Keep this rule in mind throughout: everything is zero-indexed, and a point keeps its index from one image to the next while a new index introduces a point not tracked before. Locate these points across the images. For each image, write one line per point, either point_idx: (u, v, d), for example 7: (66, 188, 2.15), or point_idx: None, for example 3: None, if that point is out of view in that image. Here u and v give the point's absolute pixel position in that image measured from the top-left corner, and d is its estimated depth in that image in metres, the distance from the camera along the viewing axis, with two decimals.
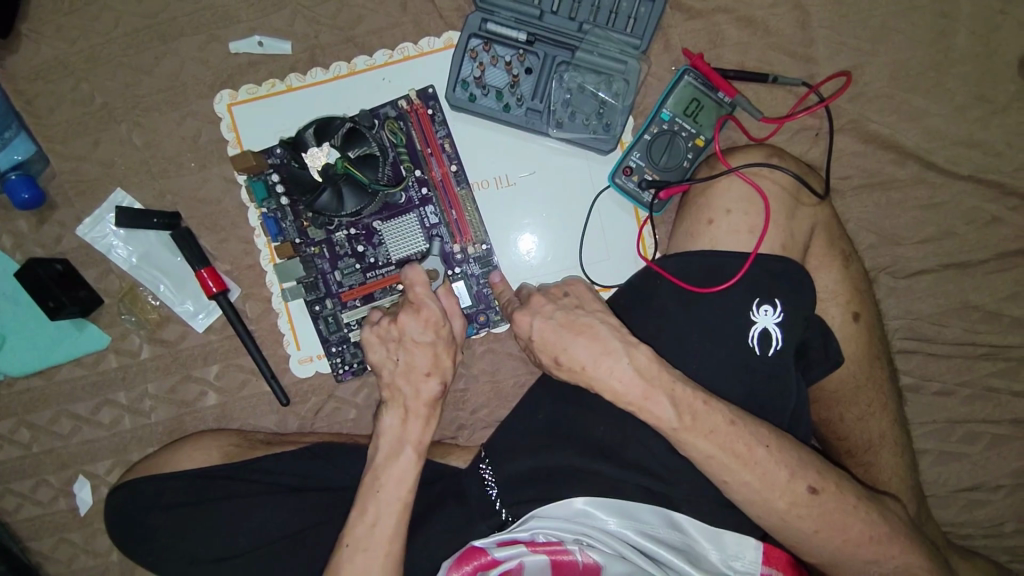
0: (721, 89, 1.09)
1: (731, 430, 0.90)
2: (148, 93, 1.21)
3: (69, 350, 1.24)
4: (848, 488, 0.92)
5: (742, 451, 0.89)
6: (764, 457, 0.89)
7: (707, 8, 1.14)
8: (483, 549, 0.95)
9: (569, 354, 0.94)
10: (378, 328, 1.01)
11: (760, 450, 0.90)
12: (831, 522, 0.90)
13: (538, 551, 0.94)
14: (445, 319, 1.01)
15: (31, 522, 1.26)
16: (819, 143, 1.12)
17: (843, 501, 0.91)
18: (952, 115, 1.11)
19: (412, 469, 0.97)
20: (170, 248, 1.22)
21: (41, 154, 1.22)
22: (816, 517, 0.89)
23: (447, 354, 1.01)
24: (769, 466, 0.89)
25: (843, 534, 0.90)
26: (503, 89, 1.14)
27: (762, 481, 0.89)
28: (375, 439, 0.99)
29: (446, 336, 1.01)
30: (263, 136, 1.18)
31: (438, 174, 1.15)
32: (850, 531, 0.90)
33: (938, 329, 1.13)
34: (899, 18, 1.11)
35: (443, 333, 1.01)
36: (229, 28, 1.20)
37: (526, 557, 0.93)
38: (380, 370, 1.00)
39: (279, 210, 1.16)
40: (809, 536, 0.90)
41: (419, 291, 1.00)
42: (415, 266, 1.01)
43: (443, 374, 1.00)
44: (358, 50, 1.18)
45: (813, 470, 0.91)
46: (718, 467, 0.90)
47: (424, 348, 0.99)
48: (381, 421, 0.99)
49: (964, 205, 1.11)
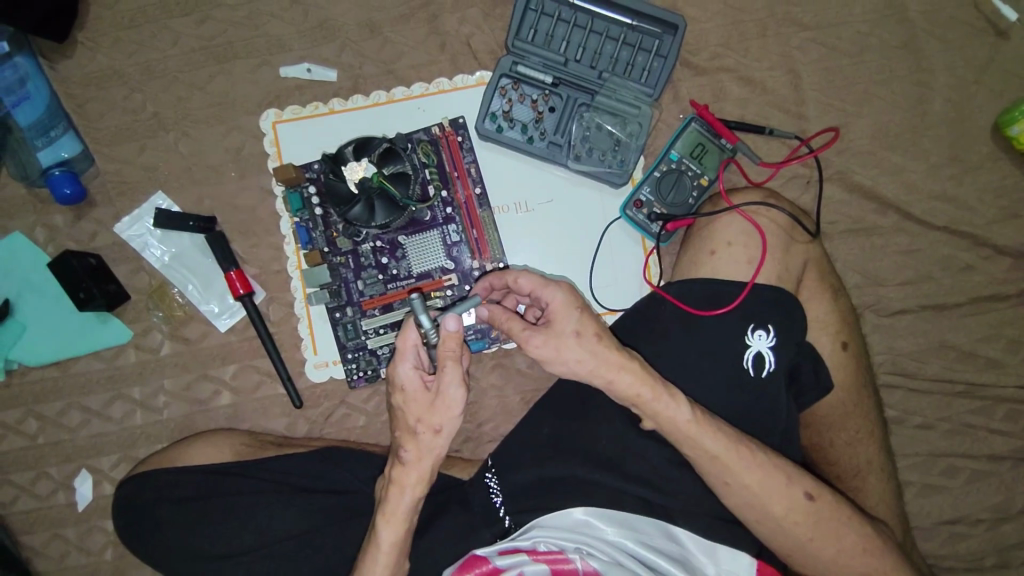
0: (724, 136, 1.21)
1: (729, 440, 0.96)
2: (197, 107, 1.31)
3: (90, 343, 1.28)
4: (835, 504, 0.98)
5: (738, 460, 0.96)
6: (758, 467, 0.96)
7: (713, 66, 1.27)
8: (485, 557, 0.98)
9: (584, 358, 0.96)
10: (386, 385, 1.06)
11: (754, 461, 0.96)
12: (815, 532, 0.96)
13: (539, 560, 0.97)
14: (415, 388, 0.95)
15: (26, 515, 1.28)
16: (810, 190, 1.24)
17: (828, 515, 0.97)
18: (927, 173, 1.24)
19: (383, 539, 0.95)
20: (202, 250, 1.29)
21: (86, 154, 1.30)
22: (801, 527, 0.96)
23: (422, 422, 0.95)
24: (762, 476, 0.96)
25: (825, 544, 0.97)
26: (528, 123, 1.25)
27: (755, 489, 0.96)
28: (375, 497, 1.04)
29: (425, 403, 0.95)
30: (304, 153, 1.28)
31: (463, 196, 1.24)
32: (833, 544, 0.97)
33: (918, 365, 1.22)
34: (882, 86, 1.26)
35: (420, 401, 0.95)
36: (281, 54, 1.31)
37: (526, 567, 0.96)
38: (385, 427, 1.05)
39: (312, 220, 1.24)
40: (795, 543, 0.97)
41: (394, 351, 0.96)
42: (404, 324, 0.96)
43: (425, 442, 0.95)
44: (397, 82, 1.29)
45: (802, 484, 0.97)
46: (716, 473, 0.97)
47: (405, 411, 0.96)
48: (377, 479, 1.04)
49: (941, 252, 1.23)
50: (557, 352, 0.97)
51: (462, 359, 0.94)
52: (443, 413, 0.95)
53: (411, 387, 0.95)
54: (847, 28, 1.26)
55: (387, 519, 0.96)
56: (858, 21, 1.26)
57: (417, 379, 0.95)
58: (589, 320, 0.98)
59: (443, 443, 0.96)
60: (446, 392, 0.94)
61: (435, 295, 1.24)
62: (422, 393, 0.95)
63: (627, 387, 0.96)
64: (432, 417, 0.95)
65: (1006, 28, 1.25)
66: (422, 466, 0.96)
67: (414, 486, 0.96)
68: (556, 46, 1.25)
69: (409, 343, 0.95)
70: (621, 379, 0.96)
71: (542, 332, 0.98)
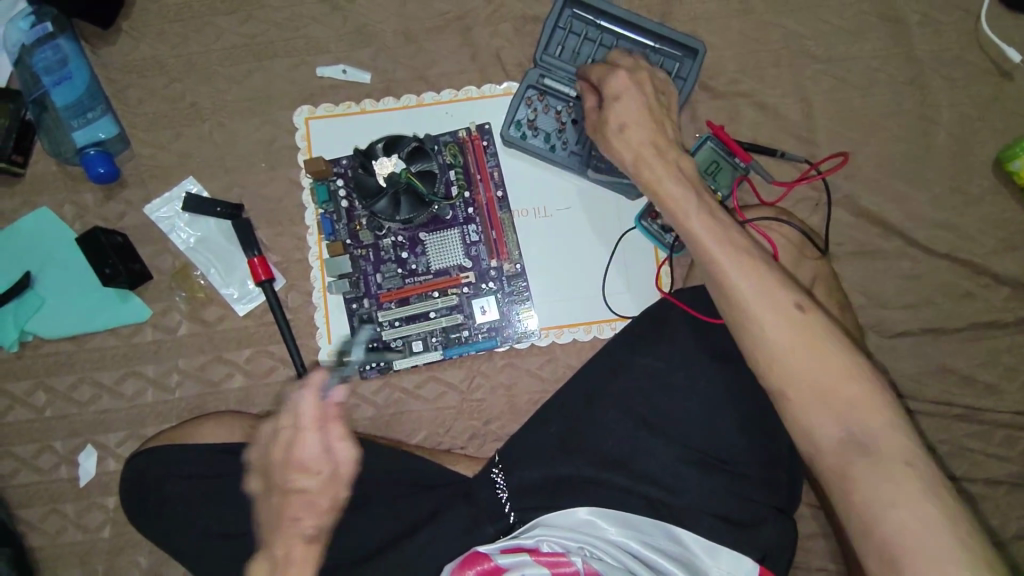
0: (738, 154, 1.26)
1: (785, 379, 0.86)
2: (235, 99, 1.36)
3: (109, 319, 1.30)
4: (923, 504, 0.78)
5: (797, 402, 0.85)
6: (815, 410, 0.84)
7: (730, 91, 1.34)
8: (487, 555, 1.00)
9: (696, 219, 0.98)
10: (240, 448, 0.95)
11: (813, 401, 0.85)
12: (893, 530, 0.78)
13: (540, 563, 0.99)
14: (309, 455, 0.89)
15: (25, 490, 1.28)
16: (818, 212, 1.30)
17: (906, 511, 0.78)
18: (930, 203, 1.30)
19: None
20: (227, 236, 1.32)
21: (121, 136, 1.34)
22: (862, 517, 0.80)
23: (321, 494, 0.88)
24: (811, 425, 0.84)
25: (915, 559, 0.76)
26: (551, 133, 1.31)
27: (807, 445, 0.86)
28: None
29: (316, 476, 0.89)
30: (333, 148, 1.33)
31: (484, 198, 1.30)
32: (931, 566, 0.75)
33: (918, 386, 1.25)
34: (888, 118, 1.32)
35: (307, 470, 0.89)
36: (318, 55, 1.37)
37: (527, 570, 0.98)
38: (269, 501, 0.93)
39: (337, 212, 1.29)
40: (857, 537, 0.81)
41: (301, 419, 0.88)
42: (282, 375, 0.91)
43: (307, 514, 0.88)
44: (428, 87, 1.35)
45: (866, 462, 0.81)
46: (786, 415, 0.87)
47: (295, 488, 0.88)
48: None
49: (942, 279, 1.28)
50: (631, 143, 1.07)
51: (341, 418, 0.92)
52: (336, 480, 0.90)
53: (313, 454, 0.89)
54: (857, 63, 1.34)
55: None
56: (868, 57, 1.34)
57: (317, 446, 0.89)
58: (666, 135, 1.08)
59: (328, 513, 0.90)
60: (340, 457, 0.90)
61: (452, 291, 1.29)
62: (308, 458, 0.89)
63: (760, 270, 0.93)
64: (296, 490, 0.88)
65: (1008, 70, 1.33)
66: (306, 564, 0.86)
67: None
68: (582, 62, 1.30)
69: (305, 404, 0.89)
70: (720, 257, 0.93)
71: (645, 125, 1.07)
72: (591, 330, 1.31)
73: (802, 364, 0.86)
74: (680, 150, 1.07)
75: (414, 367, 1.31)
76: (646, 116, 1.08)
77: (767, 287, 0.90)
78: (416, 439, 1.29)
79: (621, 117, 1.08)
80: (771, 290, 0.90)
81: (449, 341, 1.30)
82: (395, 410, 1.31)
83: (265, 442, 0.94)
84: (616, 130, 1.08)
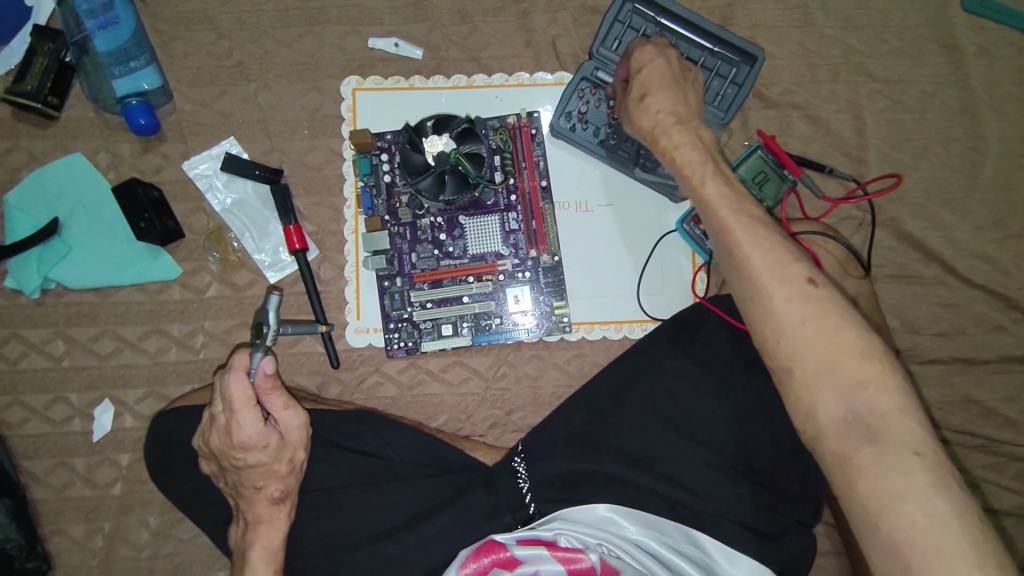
0: (788, 167, 1.24)
1: (789, 352, 0.85)
2: (282, 63, 1.33)
3: (136, 274, 1.28)
4: (935, 499, 0.74)
5: (800, 377, 0.84)
6: (818, 393, 0.83)
7: (783, 101, 1.32)
8: (504, 545, 1.00)
9: (712, 185, 0.97)
10: (220, 433, 1.03)
11: (818, 377, 0.83)
12: (902, 525, 0.74)
13: (557, 557, 0.99)
14: (265, 428, 1.02)
15: (35, 439, 1.27)
16: (861, 231, 1.29)
17: (914, 504, 0.74)
18: (971, 233, 1.30)
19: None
20: (263, 201, 1.30)
21: (164, 89, 1.31)
22: (869, 508, 0.77)
23: (276, 459, 1.04)
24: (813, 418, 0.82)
25: (919, 553, 0.73)
26: (601, 127, 1.29)
27: (809, 425, 0.83)
28: (252, 555, 1.03)
29: (277, 444, 1.04)
30: (378, 122, 1.31)
31: (528, 186, 1.28)
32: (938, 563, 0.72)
33: (943, 414, 1.26)
34: (938, 144, 1.32)
35: (275, 441, 1.04)
36: (371, 26, 1.34)
37: (542, 566, 0.99)
38: (261, 471, 1.03)
39: (377, 187, 1.28)
40: (862, 528, 0.78)
41: (232, 393, 1.00)
42: (246, 359, 1.01)
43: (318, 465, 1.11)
44: (479, 69, 1.33)
45: (869, 458, 0.78)
46: (788, 390, 0.85)
47: (255, 454, 1.03)
48: (254, 542, 1.03)
49: (975, 309, 1.28)
50: (649, 110, 1.04)
51: (283, 391, 1.05)
52: (294, 445, 1.07)
53: (255, 428, 1.02)
54: (912, 87, 1.33)
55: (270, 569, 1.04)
56: (924, 82, 1.33)
57: (264, 420, 1.03)
58: (688, 105, 1.05)
59: (335, 471, 1.13)
60: (286, 427, 1.05)
61: (487, 277, 1.27)
62: (299, 432, 1.07)
63: (770, 240, 0.91)
64: (253, 463, 1.03)
65: None
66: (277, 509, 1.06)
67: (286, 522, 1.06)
68: None
69: (242, 382, 1.01)
70: (734, 227, 0.93)
71: (666, 93, 1.05)
72: (621, 329, 1.30)
73: (809, 339, 0.84)
74: (700, 121, 1.05)
75: (441, 351, 1.30)
76: (669, 84, 1.06)
77: (779, 261, 0.89)
78: (437, 422, 1.29)
79: (644, 85, 1.07)
80: (783, 264, 0.89)
81: (480, 328, 1.29)
82: (418, 391, 1.30)
83: (205, 427, 1.06)
84: (637, 97, 1.06)
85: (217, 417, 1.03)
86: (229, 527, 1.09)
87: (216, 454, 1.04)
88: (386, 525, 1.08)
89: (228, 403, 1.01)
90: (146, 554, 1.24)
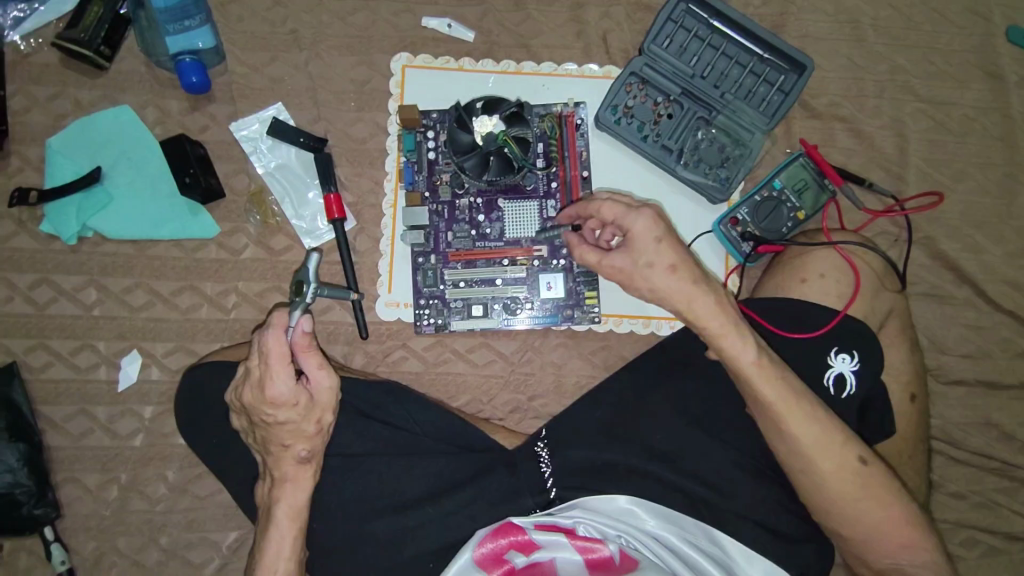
0: (829, 176, 1.25)
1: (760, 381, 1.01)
2: (335, 34, 1.35)
3: (174, 230, 1.29)
4: None
5: None
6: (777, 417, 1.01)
7: (828, 113, 1.34)
8: (522, 528, 1.01)
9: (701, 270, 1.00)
10: (253, 387, 1.03)
11: None
12: None
13: (576, 546, 0.99)
14: (294, 389, 1.02)
15: (56, 385, 1.27)
16: (897, 247, 1.30)
17: None
18: (1003, 258, 1.30)
19: (286, 535, 1.03)
20: (306, 168, 1.31)
21: (217, 49, 1.32)
22: None
23: (304, 419, 1.04)
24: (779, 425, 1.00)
25: None
26: (645, 122, 1.29)
27: None
28: (277, 506, 1.04)
29: (305, 405, 1.04)
30: (425, 100, 1.32)
31: (568, 174, 1.29)
32: None
33: (964, 435, 1.26)
34: (976, 168, 1.33)
35: (303, 400, 1.04)
36: (426, 5, 1.36)
37: (558, 554, 0.99)
38: (289, 429, 1.04)
39: (419, 163, 1.29)
40: None
41: (267, 347, 1.01)
42: (282, 317, 1.02)
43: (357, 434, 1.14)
44: (529, 55, 1.35)
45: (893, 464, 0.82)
46: None
47: (283, 414, 1.03)
48: (279, 495, 1.04)
49: (1002, 334, 1.28)
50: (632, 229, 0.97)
51: (317, 351, 1.04)
52: (322, 407, 1.06)
53: (286, 388, 1.02)
54: (956, 109, 1.34)
55: (289, 524, 1.03)
56: (967, 105, 1.34)
57: (295, 381, 1.03)
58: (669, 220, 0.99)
59: (359, 439, 1.13)
60: (316, 388, 1.05)
61: (521, 261, 1.28)
62: (328, 396, 1.06)
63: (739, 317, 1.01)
64: (280, 421, 1.03)
65: None
66: (301, 470, 1.05)
67: (308, 481, 1.05)
68: (687, 58, 1.28)
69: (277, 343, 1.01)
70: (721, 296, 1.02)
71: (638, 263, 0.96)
72: (650, 324, 1.32)
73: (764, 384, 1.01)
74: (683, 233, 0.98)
75: (469, 331, 1.30)
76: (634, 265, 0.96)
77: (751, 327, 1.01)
78: (459, 402, 1.28)
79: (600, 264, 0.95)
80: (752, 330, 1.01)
81: (509, 312, 1.29)
82: (442, 369, 1.30)
83: (237, 382, 1.07)
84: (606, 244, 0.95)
85: (253, 370, 1.03)
86: (255, 485, 1.10)
87: (246, 409, 1.05)
88: (405, 497, 1.08)
89: (263, 360, 1.02)
90: (160, 509, 1.25)
